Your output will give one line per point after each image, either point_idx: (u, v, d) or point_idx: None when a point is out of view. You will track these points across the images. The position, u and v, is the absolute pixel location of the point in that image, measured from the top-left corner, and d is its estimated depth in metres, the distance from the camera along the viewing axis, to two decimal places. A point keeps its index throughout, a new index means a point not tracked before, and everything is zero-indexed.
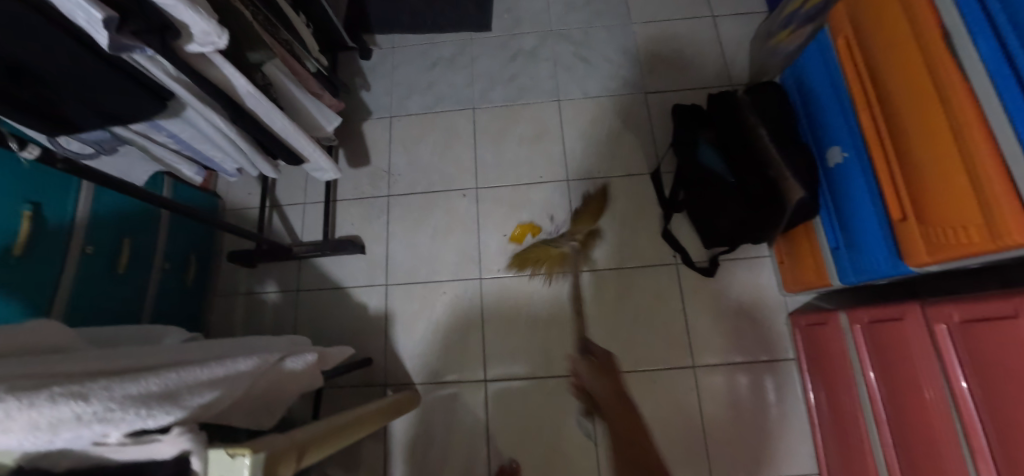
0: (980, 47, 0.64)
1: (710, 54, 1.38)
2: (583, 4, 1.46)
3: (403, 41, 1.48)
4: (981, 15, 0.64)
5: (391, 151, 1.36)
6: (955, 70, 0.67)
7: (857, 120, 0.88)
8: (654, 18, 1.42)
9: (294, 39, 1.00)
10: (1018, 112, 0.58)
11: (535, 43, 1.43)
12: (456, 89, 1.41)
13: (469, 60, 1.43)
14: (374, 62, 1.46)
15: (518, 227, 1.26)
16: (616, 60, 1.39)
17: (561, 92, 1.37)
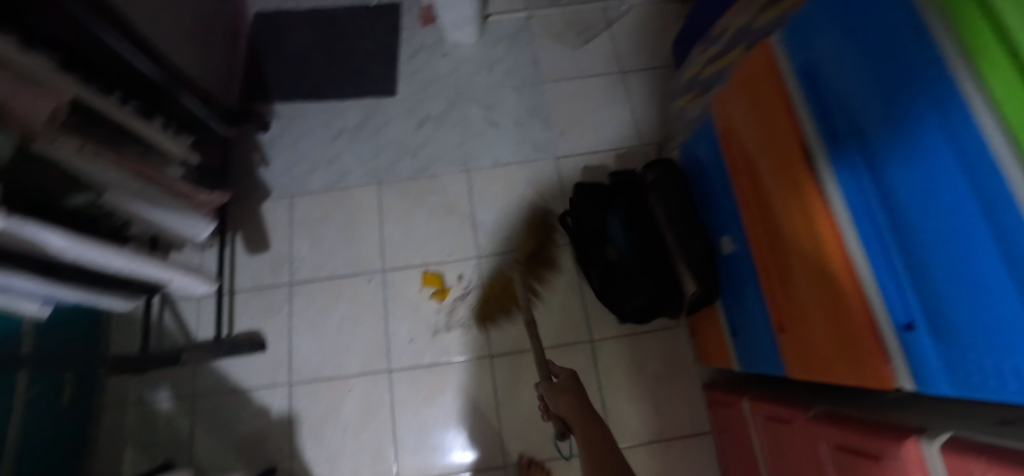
0: (836, 174, 0.63)
1: (620, 113, 1.36)
2: (492, 64, 1.42)
3: (304, 110, 1.40)
4: (835, 141, 0.62)
5: (292, 235, 1.28)
6: (816, 191, 0.66)
7: (740, 212, 0.87)
8: (563, 77, 1.40)
9: (150, 148, 0.91)
10: (874, 252, 0.58)
11: (443, 108, 1.37)
12: (362, 161, 1.34)
13: (375, 129, 1.36)
14: (274, 135, 1.38)
15: (428, 311, 1.21)
16: (527, 123, 1.36)
17: (471, 160, 1.32)
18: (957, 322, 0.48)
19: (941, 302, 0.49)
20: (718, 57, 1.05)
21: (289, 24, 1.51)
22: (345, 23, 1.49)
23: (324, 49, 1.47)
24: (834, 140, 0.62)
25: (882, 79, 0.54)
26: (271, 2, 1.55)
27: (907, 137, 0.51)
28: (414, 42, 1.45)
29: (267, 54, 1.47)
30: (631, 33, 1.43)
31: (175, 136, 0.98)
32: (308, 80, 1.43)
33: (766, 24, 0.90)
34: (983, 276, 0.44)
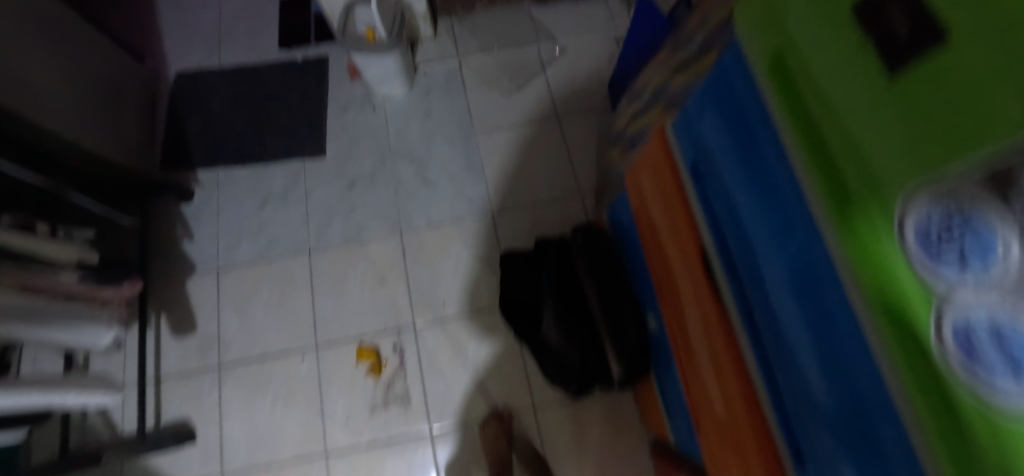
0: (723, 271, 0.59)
1: (558, 162, 1.32)
2: (423, 116, 1.37)
3: (230, 177, 1.35)
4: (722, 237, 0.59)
5: (220, 313, 1.23)
6: (708, 285, 0.62)
7: (656, 289, 0.82)
8: (496, 126, 1.36)
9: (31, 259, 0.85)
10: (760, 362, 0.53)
11: (373, 167, 1.32)
12: (290, 229, 1.28)
13: (303, 194, 1.31)
14: (199, 206, 1.33)
15: (364, 387, 1.16)
16: (461, 178, 1.31)
17: (404, 222, 1.27)
18: (832, 464, 0.43)
19: (820, 440, 0.44)
20: (641, 114, 1.02)
21: (211, 83, 1.45)
22: (271, 79, 1.44)
23: (248, 108, 1.41)
24: (722, 234, 0.59)
25: (765, 198, 0.48)
26: (192, 60, 1.49)
27: (781, 253, 0.47)
28: (342, 97, 1.40)
29: (189, 117, 1.41)
30: (566, 76, 1.39)
31: (69, 238, 0.92)
32: (232, 143, 1.37)
33: (678, 89, 0.86)
34: (852, 424, 0.38)
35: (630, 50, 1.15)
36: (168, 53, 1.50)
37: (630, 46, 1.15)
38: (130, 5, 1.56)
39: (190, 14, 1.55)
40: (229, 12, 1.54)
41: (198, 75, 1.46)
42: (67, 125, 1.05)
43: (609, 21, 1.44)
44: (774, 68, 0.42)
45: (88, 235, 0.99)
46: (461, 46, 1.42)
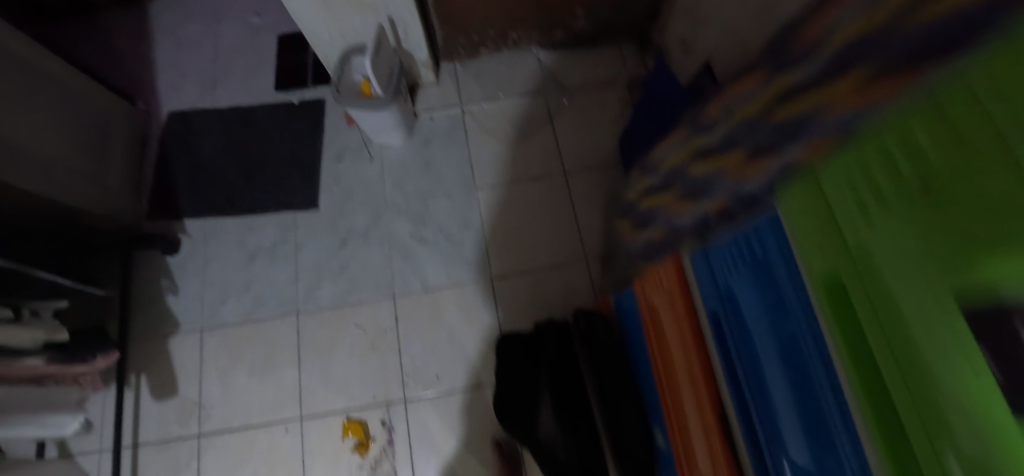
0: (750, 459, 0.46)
1: (563, 224, 1.25)
2: (422, 168, 1.30)
3: (217, 228, 1.29)
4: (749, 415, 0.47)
5: (202, 377, 1.17)
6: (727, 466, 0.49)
7: (667, 419, 0.70)
8: (499, 181, 1.28)
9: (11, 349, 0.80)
10: None
11: (367, 223, 1.25)
12: (277, 287, 1.22)
13: (292, 250, 1.25)
14: (185, 258, 1.27)
15: (349, 466, 1.09)
16: (460, 237, 1.23)
17: (397, 284, 1.20)
18: None
19: None
20: (654, 192, 0.94)
21: (204, 125, 1.39)
22: (264, 123, 1.37)
23: (241, 153, 1.35)
24: (747, 410, 0.47)
25: (816, 414, 0.36)
26: (186, 99, 1.44)
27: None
28: (338, 144, 1.33)
29: (179, 161, 1.36)
30: (575, 129, 1.32)
31: (37, 321, 0.86)
32: (222, 192, 1.31)
33: (696, 181, 0.78)
34: None
35: (644, 114, 1.08)
36: (161, 91, 1.45)
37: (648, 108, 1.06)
38: (126, 41, 1.52)
39: (186, 51, 1.50)
40: (226, 49, 1.49)
41: (191, 117, 1.41)
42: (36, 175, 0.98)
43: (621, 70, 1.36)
44: (828, 267, 0.34)
45: (59, 307, 0.93)
46: (464, 93, 1.34)
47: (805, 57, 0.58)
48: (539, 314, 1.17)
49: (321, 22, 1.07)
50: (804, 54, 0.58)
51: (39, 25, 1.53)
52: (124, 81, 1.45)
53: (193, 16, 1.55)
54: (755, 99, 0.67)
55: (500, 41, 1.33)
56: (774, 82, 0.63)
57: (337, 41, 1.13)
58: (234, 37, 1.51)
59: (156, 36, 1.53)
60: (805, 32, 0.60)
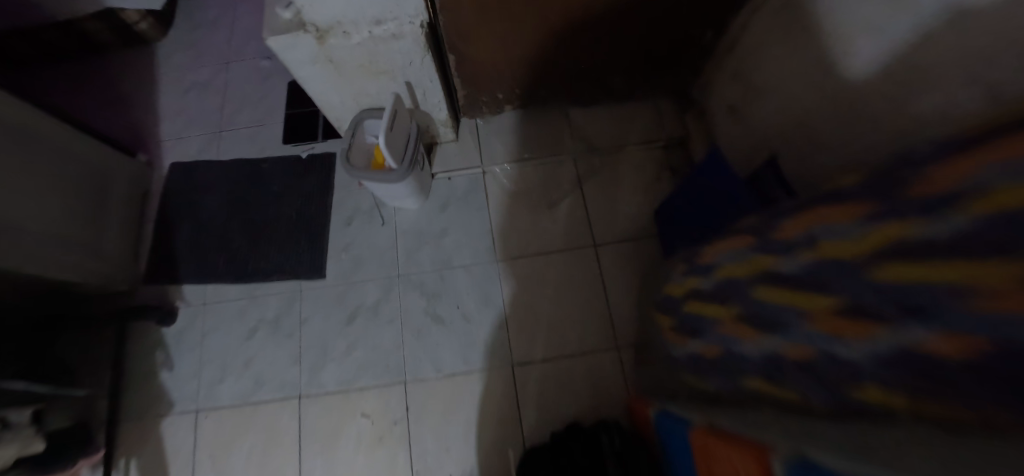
0: None
1: (593, 303, 1.13)
2: (437, 236, 1.19)
3: (218, 296, 1.20)
4: None
5: (194, 466, 1.07)
6: None
7: None
8: (522, 252, 1.17)
9: None
10: None
11: (378, 297, 1.15)
12: (279, 367, 1.12)
13: (296, 324, 1.15)
14: (182, 328, 1.18)
15: None
16: (478, 316, 1.13)
17: (408, 369, 1.10)
18: None
19: None
20: (705, 297, 0.82)
21: (207, 180, 1.31)
22: (270, 179, 1.28)
23: (245, 212, 1.26)
24: None
25: None
26: (189, 150, 1.35)
27: None
28: (348, 206, 1.23)
29: (181, 220, 1.28)
30: (606, 195, 1.21)
31: None
32: (224, 255, 1.23)
33: (764, 308, 0.66)
34: None
35: (693, 195, 0.97)
36: (166, 141, 1.37)
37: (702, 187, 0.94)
38: (133, 85, 1.45)
39: (193, 97, 1.43)
40: (234, 96, 1.40)
41: (194, 170, 1.32)
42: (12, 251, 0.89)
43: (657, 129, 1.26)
44: None
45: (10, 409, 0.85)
46: (487, 154, 1.24)
47: (931, 209, 0.41)
48: (564, 408, 1.05)
49: (330, 86, 0.95)
50: (929, 205, 0.41)
51: (44, 67, 1.48)
52: (127, 129, 1.38)
53: (201, 59, 1.47)
54: (852, 240, 0.51)
55: (526, 96, 1.22)
56: (885, 226, 0.46)
57: (349, 104, 1.02)
58: (243, 82, 1.42)
59: (163, 81, 1.46)
60: (935, 177, 0.42)
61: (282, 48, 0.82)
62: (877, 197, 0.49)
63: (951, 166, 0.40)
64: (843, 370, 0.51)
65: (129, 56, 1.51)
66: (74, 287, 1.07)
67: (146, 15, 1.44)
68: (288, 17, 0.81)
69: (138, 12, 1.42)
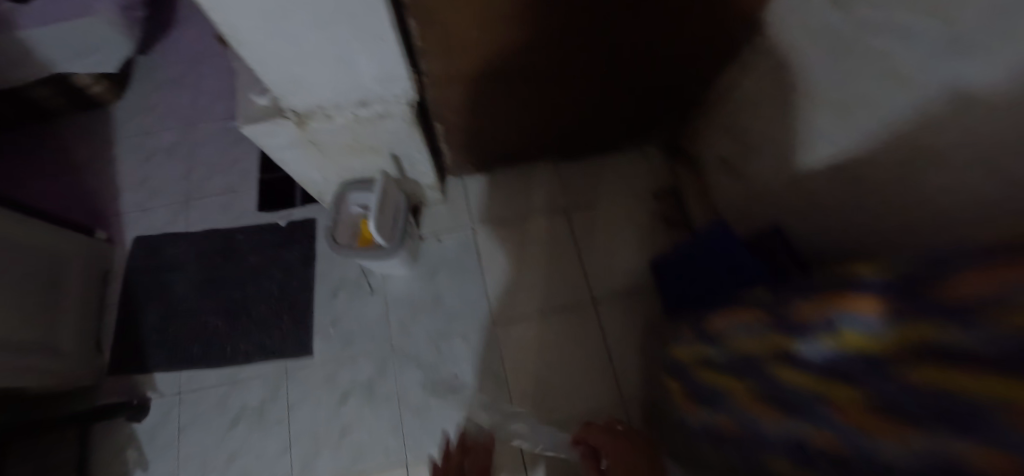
0: None
1: (597, 363, 1.11)
2: (432, 303, 1.15)
3: (193, 383, 1.11)
4: None
5: None
6: None
7: None
8: (521, 314, 1.15)
9: None
10: None
11: (370, 374, 1.09)
12: (267, 460, 1.04)
13: (283, 410, 1.07)
14: (154, 423, 1.08)
15: None
16: (480, 386, 1.09)
17: (411, 451, 1.04)
18: None
19: None
20: (716, 367, 0.82)
21: (176, 255, 1.22)
22: (247, 250, 1.21)
23: (220, 289, 1.18)
24: None
25: None
26: (154, 223, 1.26)
27: None
28: (333, 276, 1.17)
29: (147, 301, 1.18)
30: (601, 249, 1.21)
31: None
32: (200, 338, 1.14)
33: (783, 390, 0.66)
34: None
35: (699, 269, 0.98)
36: (127, 213, 1.27)
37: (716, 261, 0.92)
38: (84, 153, 1.35)
39: (155, 164, 1.33)
40: (201, 161, 1.33)
41: (160, 244, 1.23)
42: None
43: (649, 177, 1.28)
44: None
45: None
46: (476, 214, 1.23)
47: (959, 315, 0.40)
48: None
49: (310, 164, 0.90)
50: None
51: None
52: (82, 203, 1.28)
53: (163, 122, 1.39)
54: (875, 332, 0.50)
55: (515, 155, 1.21)
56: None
57: (331, 178, 0.97)
58: (211, 146, 1.34)
59: (121, 147, 1.36)
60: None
61: (261, 131, 0.78)
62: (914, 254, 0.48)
63: (979, 274, 0.38)
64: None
65: (81, 121, 1.41)
66: (27, 389, 0.98)
67: (99, 78, 1.35)
68: (264, 103, 0.77)
69: (90, 77, 1.33)
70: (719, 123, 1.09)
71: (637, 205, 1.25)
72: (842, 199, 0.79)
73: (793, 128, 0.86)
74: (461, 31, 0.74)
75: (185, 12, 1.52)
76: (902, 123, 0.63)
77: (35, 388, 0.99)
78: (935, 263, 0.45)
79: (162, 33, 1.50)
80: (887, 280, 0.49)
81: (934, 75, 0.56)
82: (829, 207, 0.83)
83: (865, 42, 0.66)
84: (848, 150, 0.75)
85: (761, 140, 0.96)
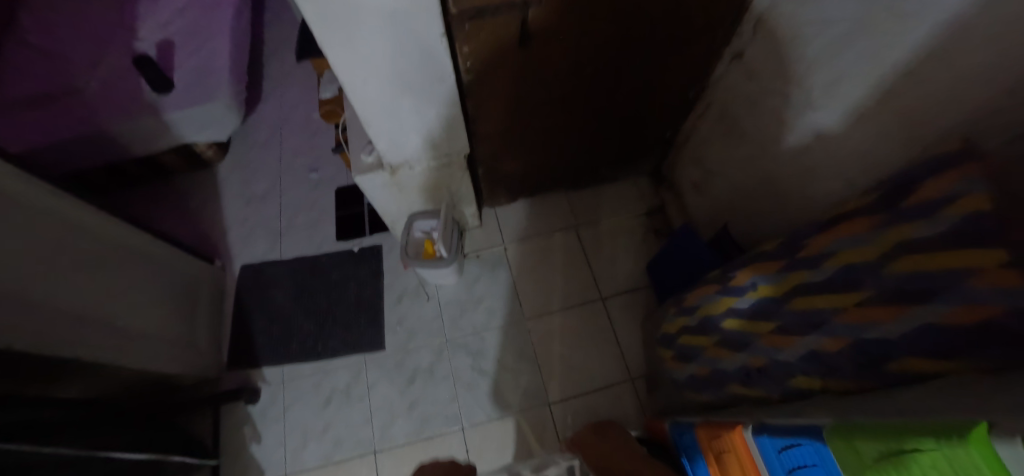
0: None
1: (607, 345, 1.42)
2: (475, 304, 1.48)
3: (294, 373, 1.43)
4: None
5: None
6: None
7: None
8: (544, 309, 1.47)
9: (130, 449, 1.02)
10: None
11: (431, 359, 1.41)
12: (354, 428, 1.34)
13: (365, 390, 1.38)
14: (265, 405, 1.39)
15: None
16: (517, 366, 1.40)
17: (466, 417, 1.34)
18: None
19: None
20: (692, 331, 1.12)
21: (276, 277, 1.57)
22: (330, 270, 1.56)
23: (310, 301, 1.52)
24: None
25: None
26: (256, 253, 1.63)
27: None
28: (398, 287, 1.52)
29: (254, 312, 1.52)
30: (605, 257, 1.55)
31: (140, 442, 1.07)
32: (297, 338, 1.47)
33: (732, 334, 0.97)
34: None
35: (681, 266, 1.29)
36: (234, 246, 1.65)
37: (688, 256, 1.27)
38: (200, 202, 1.75)
39: (254, 207, 1.72)
40: (290, 204, 1.71)
41: (263, 268, 1.59)
42: (128, 349, 1.10)
43: (638, 200, 1.63)
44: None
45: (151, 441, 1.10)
46: (505, 235, 1.58)
47: (819, 262, 0.78)
48: None
49: (392, 201, 1.27)
50: (920, 211, 0.60)
51: (127, 191, 1.79)
52: (201, 241, 1.66)
53: (258, 176, 1.79)
54: (777, 283, 0.87)
55: (533, 188, 1.58)
56: (891, 229, 0.65)
57: (404, 211, 1.34)
58: (296, 193, 1.73)
59: (226, 197, 1.75)
60: (917, 192, 0.62)
61: (368, 179, 1.15)
62: (788, 234, 0.92)
63: (821, 238, 0.80)
64: (782, 369, 0.83)
65: (194, 178, 1.82)
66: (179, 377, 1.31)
67: (212, 145, 1.78)
68: (369, 160, 1.15)
69: (207, 144, 1.75)
70: (687, 156, 1.46)
71: (631, 222, 1.60)
72: (767, 206, 1.13)
73: (732, 159, 1.23)
74: (499, 106, 1.13)
75: (270, 91, 1.97)
76: (803, 148, 0.96)
77: (185, 376, 1.32)
78: (796, 238, 0.88)
79: (254, 108, 1.94)
80: (783, 256, 0.89)
81: (824, 115, 0.88)
82: (760, 211, 1.17)
83: (765, 99, 1.04)
84: (767, 169, 1.10)
85: (716, 167, 1.31)
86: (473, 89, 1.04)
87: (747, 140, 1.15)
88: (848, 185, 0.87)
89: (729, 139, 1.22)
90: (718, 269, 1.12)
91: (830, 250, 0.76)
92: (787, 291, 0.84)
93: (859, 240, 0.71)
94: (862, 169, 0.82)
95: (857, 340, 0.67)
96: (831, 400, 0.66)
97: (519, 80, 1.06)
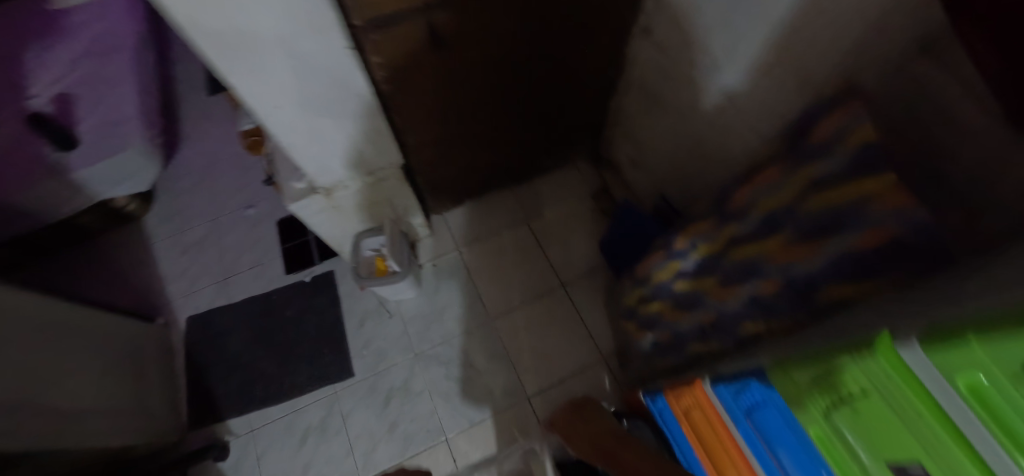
0: None
1: (575, 329, 1.45)
2: (440, 313, 1.46)
3: (261, 419, 1.36)
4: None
5: None
6: None
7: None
8: (509, 305, 1.48)
9: None
10: None
11: (404, 377, 1.38)
12: (335, 462, 1.30)
13: (341, 421, 1.34)
14: (235, 458, 1.32)
15: None
16: (491, 367, 1.40)
17: (448, 427, 1.32)
18: None
19: None
20: (648, 300, 1.16)
21: (227, 323, 1.49)
22: (284, 306, 1.50)
23: (267, 341, 1.46)
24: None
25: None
26: (200, 302, 1.54)
27: None
28: (358, 310, 1.48)
29: (209, 364, 1.44)
30: (560, 243, 1.57)
31: None
32: (259, 382, 1.40)
33: (682, 296, 1.00)
34: None
35: (630, 240, 1.33)
36: (176, 300, 1.55)
37: (635, 229, 1.32)
38: (129, 260, 1.63)
39: (191, 255, 1.62)
40: (230, 246, 1.63)
41: (211, 317, 1.51)
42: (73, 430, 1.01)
43: (583, 184, 1.67)
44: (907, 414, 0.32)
45: None
46: (459, 239, 1.58)
47: (744, 213, 0.83)
48: None
49: (334, 224, 1.24)
50: None
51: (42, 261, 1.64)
52: (137, 300, 1.55)
53: (191, 221, 1.69)
54: (712, 239, 0.92)
55: (478, 189, 1.58)
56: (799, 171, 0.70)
57: (350, 232, 1.30)
58: (235, 233, 1.65)
59: (158, 249, 1.65)
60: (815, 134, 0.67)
61: (301, 206, 1.12)
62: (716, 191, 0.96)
63: (742, 190, 0.85)
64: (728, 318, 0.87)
65: (118, 235, 1.69)
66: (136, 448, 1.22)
67: (133, 197, 1.66)
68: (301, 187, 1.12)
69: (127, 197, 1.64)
70: (620, 135, 1.50)
71: (579, 205, 1.63)
72: (697, 170, 1.18)
73: (660, 130, 1.28)
74: (425, 113, 1.12)
75: (190, 131, 1.86)
76: (717, 110, 1.01)
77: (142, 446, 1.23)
78: (723, 194, 0.93)
79: (175, 151, 1.82)
80: (714, 213, 0.93)
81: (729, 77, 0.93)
82: (691, 176, 1.22)
83: (677, 69, 1.09)
84: (690, 135, 1.15)
85: (647, 140, 1.36)
86: (395, 100, 1.03)
87: (669, 110, 1.20)
88: (760, 139, 0.92)
89: (654, 111, 1.27)
90: (662, 236, 1.17)
91: (752, 200, 0.81)
92: (721, 245, 0.88)
93: (774, 187, 0.76)
94: (769, 123, 0.87)
95: (785, 280, 0.70)
96: (767, 338, 0.70)
97: (440, 85, 1.06)
